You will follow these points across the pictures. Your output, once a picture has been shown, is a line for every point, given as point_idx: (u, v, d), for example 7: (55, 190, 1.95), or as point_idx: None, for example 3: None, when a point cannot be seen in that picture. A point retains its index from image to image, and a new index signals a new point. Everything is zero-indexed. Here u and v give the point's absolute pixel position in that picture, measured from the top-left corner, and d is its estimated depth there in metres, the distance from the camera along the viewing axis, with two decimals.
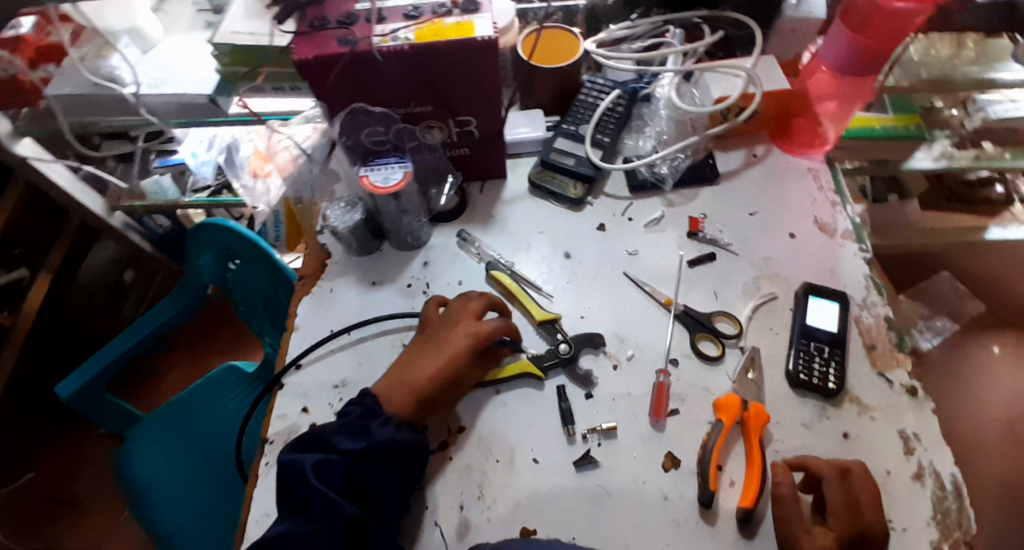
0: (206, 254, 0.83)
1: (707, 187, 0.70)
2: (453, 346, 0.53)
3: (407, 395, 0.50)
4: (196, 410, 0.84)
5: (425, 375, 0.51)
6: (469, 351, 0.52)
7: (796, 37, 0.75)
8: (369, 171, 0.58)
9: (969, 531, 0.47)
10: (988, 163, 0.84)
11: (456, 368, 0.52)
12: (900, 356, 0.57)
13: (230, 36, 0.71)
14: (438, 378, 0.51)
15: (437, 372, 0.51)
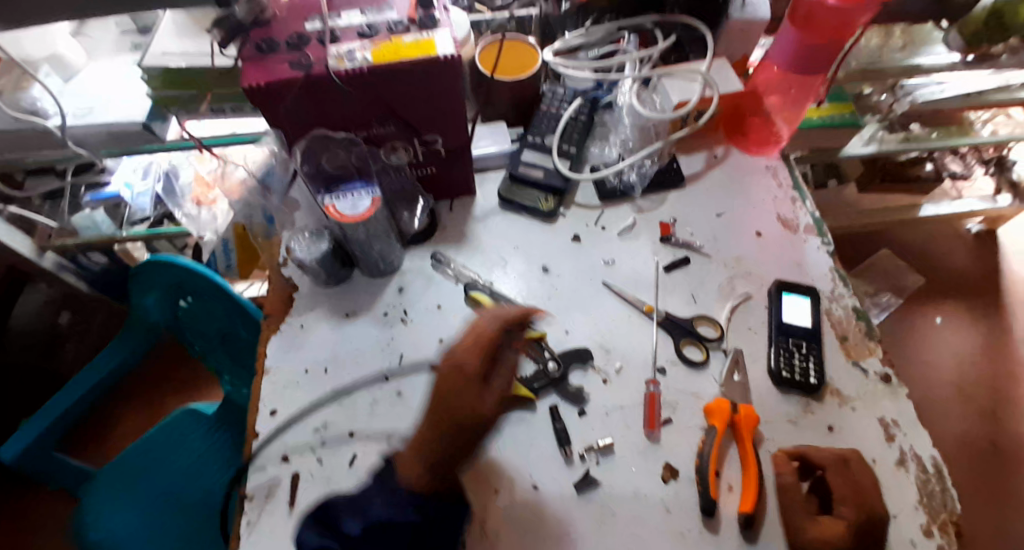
0: (154, 292, 0.76)
1: (674, 191, 0.71)
2: (444, 383, 0.43)
3: (421, 458, 0.43)
4: (156, 457, 0.78)
5: (428, 429, 0.43)
6: (463, 385, 0.42)
7: (745, 38, 0.75)
8: (334, 199, 0.55)
9: (955, 510, 0.49)
10: (918, 143, 1.01)
11: (456, 413, 0.41)
12: (872, 344, 0.59)
13: (160, 57, 0.66)
14: (443, 430, 0.42)
15: (439, 422, 0.42)
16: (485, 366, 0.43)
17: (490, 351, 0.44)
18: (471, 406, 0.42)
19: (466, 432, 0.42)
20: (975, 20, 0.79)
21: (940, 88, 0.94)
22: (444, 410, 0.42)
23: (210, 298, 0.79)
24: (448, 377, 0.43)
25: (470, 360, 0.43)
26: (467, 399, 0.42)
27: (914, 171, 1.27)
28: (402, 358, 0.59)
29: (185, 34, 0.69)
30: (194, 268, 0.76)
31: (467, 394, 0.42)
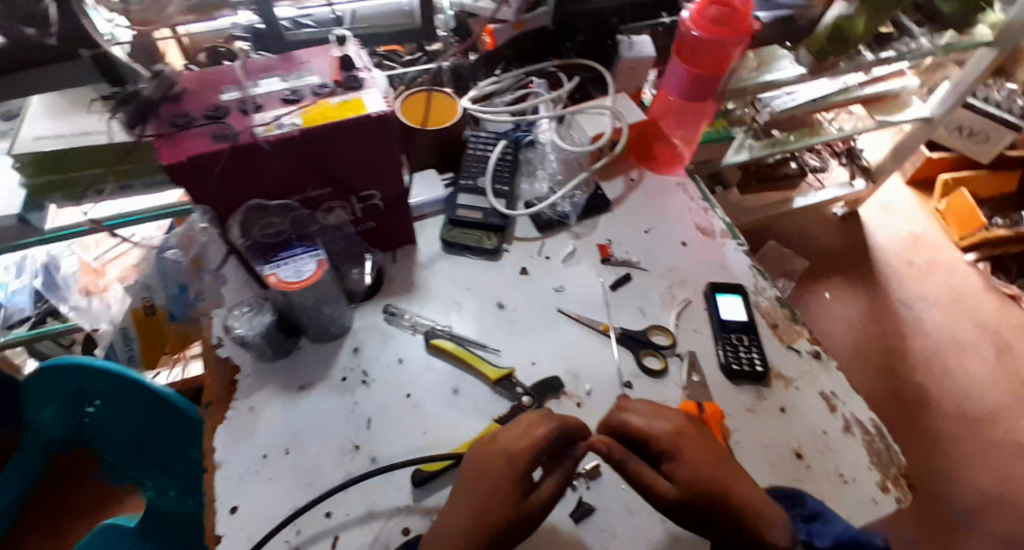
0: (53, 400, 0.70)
1: (604, 215, 0.76)
2: (490, 480, 0.45)
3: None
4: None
5: (467, 528, 0.43)
6: (513, 484, 0.44)
7: (635, 74, 0.82)
8: (274, 268, 0.53)
9: (901, 463, 0.56)
10: (783, 147, 1.19)
11: (502, 512, 0.44)
12: (799, 327, 0.66)
13: (33, 143, 0.57)
14: (485, 530, 0.43)
15: (481, 520, 0.43)
16: (533, 463, 0.46)
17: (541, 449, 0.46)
18: (515, 504, 0.44)
19: (506, 530, 0.44)
20: (819, 38, 0.95)
21: (791, 96, 1.11)
22: (489, 510, 0.44)
23: (124, 399, 0.70)
24: (497, 476, 0.45)
25: (521, 459, 0.45)
26: (512, 498, 0.44)
27: (783, 171, 1.38)
28: (370, 422, 0.56)
29: (56, 113, 0.61)
30: (101, 370, 0.67)
31: (512, 493, 0.44)
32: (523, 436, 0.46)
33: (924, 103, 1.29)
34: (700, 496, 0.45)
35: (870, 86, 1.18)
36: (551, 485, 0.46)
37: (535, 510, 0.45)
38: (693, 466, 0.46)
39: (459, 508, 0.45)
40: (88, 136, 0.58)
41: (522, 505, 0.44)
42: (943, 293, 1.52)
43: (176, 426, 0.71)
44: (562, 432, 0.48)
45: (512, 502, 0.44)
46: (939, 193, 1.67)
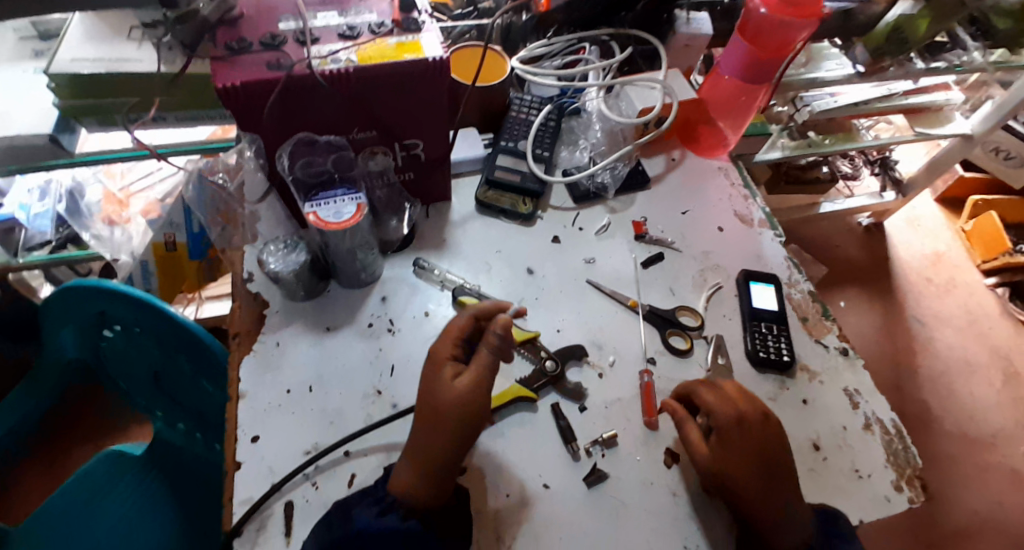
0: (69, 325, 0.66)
1: (642, 191, 0.74)
2: (427, 385, 0.47)
3: (411, 467, 0.44)
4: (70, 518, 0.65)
5: (415, 436, 0.45)
6: (435, 375, 0.47)
7: (691, 52, 0.81)
8: (315, 206, 0.52)
9: (916, 465, 0.56)
10: (816, 149, 1.13)
11: (438, 405, 0.45)
12: (828, 322, 0.65)
13: (70, 64, 0.56)
14: (428, 431, 0.44)
15: (425, 424, 0.45)
16: (455, 357, 0.48)
17: (458, 346, 0.49)
18: (447, 392, 0.45)
19: (453, 426, 0.44)
20: (878, 35, 0.91)
21: (834, 99, 1.06)
22: (431, 403, 0.45)
23: (151, 329, 0.66)
24: (434, 373, 0.47)
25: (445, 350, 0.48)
26: (440, 391, 0.45)
27: (814, 174, 1.33)
28: (394, 369, 0.56)
29: (95, 37, 0.59)
30: (132, 295, 0.63)
31: (439, 386, 0.46)
32: (440, 341, 0.50)
33: (966, 120, 1.23)
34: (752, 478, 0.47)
35: (914, 97, 1.14)
36: (475, 370, 0.46)
37: (459, 397, 0.45)
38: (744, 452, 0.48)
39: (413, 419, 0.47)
40: (129, 62, 0.57)
41: (450, 392, 0.45)
42: (959, 314, 1.50)
43: (200, 361, 0.68)
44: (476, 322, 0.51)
45: (444, 392, 0.45)
46: (967, 214, 1.64)
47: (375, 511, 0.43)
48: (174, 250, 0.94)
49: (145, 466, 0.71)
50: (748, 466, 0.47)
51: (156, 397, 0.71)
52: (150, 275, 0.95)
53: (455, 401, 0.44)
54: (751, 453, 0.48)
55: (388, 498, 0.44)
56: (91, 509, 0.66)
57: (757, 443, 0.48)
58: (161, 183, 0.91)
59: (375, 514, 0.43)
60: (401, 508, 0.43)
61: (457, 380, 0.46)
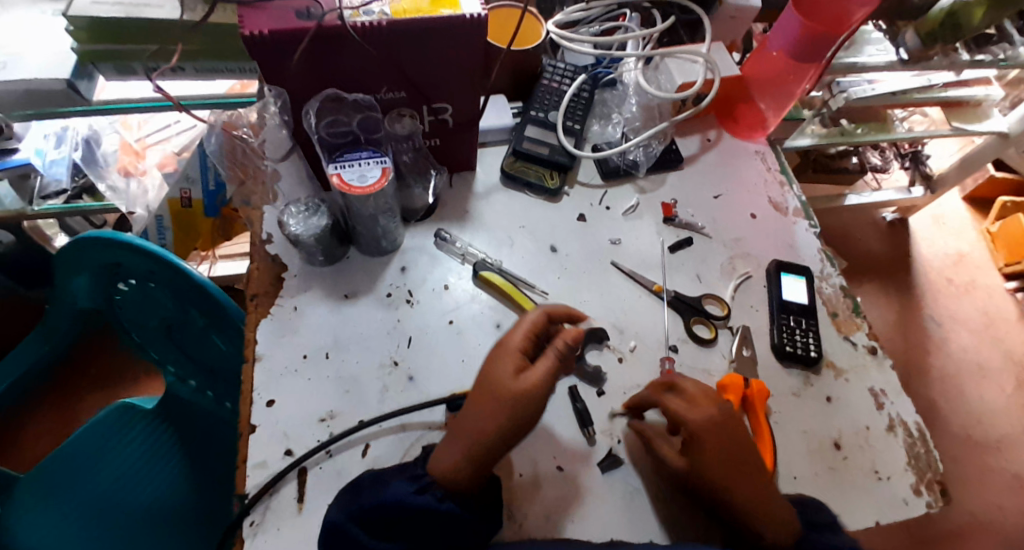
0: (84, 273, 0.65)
1: (674, 172, 0.72)
2: (494, 370, 0.45)
3: (462, 451, 0.42)
4: (81, 464, 0.65)
5: (472, 420, 0.43)
6: (500, 363, 0.45)
7: (736, 25, 0.76)
8: (339, 168, 0.50)
9: (938, 470, 0.54)
10: (848, 138, 1.09)
11: (503, 394, 0.43)
12: (858, 319, 0.63)
13: (89, 7, 0.55)
14: (488, 418, 0.42)
15: (483, 409, 0.43)
16: (527, 349, 0.47)
17: (529, 337, 0.47)
18: (512, 382, 0.43)
19: (516, 418, 0.42)
20: (932, 20, 0.85)
21: (872, 87, 1.02)
22: (492, 390, 0.43)
23: (166, 282, 0.64)
24: (499, 360, 0.46)
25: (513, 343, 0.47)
26: (507, 380, 0.43)
27: (843, 164, 1.29)
28: (411, 340, 0.55)
29: None
30: (146, 247, 0.62)
31: (509, 375, 0.44)
32: (513, 331, 0.48)
33: (1004, 117, 1.16)
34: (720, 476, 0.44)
35: (954, 89, 1.08)
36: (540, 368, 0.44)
37: (532, 392, 0.43)
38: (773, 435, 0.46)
39: (471, 401, 0.44)
40: (148, 8, 0.56)
41: (520, 385, 0.43)
42: (978, 317, 1.46)
43: (212, 316, 0.67)
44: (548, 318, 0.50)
45: (513, 383, 0.43)
46: (994, 215, 1.58)
47: (414, 486, 0.41)
48: (190, 206, 0.92)
49: (157, 418, 0.70)
50: (711, 463, 0.44)
51: (168, 349, 0.70)
52: (165, 230, 0.94)
53: (519, 395, 0.43)
54: (719, 448, 0.45)
55: (426, 478, 0.42)
56: (104, 453, 0.66)
57: (722, 439, 0.45)
58: (178, 136, 0.89)
59: (411, 490, 0.41)
60: (439, 490, 0.41)
61: (529, 373, 0.44)
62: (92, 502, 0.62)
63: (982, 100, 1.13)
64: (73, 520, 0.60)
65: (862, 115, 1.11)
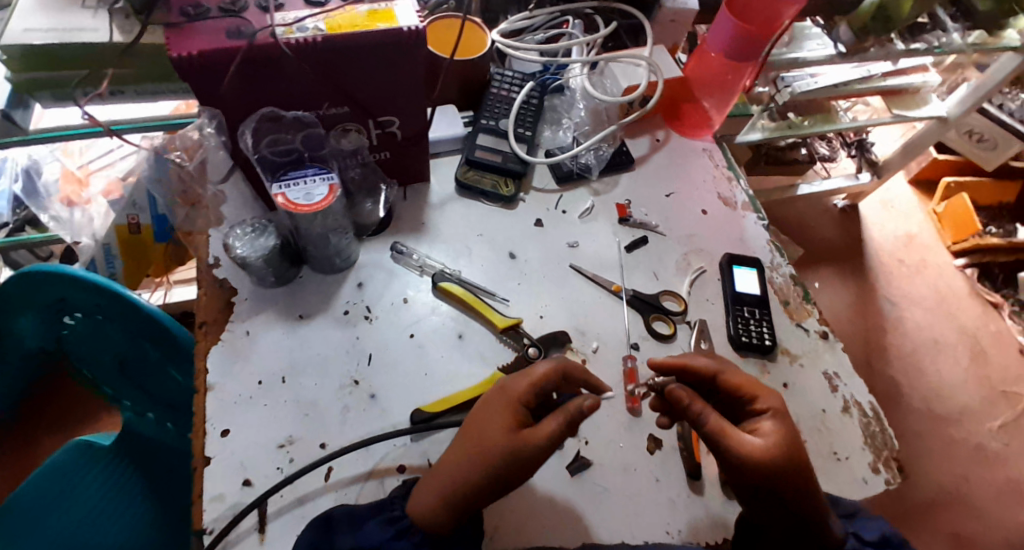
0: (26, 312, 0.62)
1: (626, 173, 0.73)
2: (489, 419, 0.42)
3: (436, 497, 0.40)
4: (37, 512, 0.63)
5: (456, 465, 0.40)
6: (496, 412, 0.42)
7: (676, 28, 0.78)
8: (284, 187, 0.49)
9: (893, 447, 0.57)
10: (796, 131, 1.13)
11: (493, 448, 0.39)
12: (809, 306, 0.65)
13: (20, 34, 0.52)
14: (473, 468, 0.39)
15: (471, 458, 0.40)
16: (530, 399, 0.43)
17: (537, 388, 0.43)
18: (508, 437, 0.40)
19: (505, 475, 0.39)
20: (864, 14, 0.89)
21: (814, 80, 1.05)
22: (480, 441, 0.41)
23: (115, 316, 0.62)
24: (497, 409, 0.42)
25: (518, 393, 0.43)
26: (501, 434, 0.40)
27: (793, 155, 1.33)
28: (371, 358, 0.54)
29: (49, 6, 0.55)
30: (91, 281, 0.60)
31: (508, 429, 0.41)
32: (518, 377, 0.44)
33: (942, 102, 1.24)
34: (785, 467, 0.43)
35: (892, 78, 1.13)
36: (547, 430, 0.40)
37: (532, 454, 0.39)
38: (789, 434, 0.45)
39: (459, 444, 0.42)
40: (82, 32, 0.53)
41: (520, 443, 0.40)
42: (929, 294, 1.53)
43: (167, 347, 0.65)
44: (562, 374, 0.45)
45: (510, 439, 0.40)
46: (940, 195, 1.67)
47: (390, 532, 0.40)
48: (139, 233, 0.89)
49: (114, 456, 0.67)
50: (778, 455, 0.43)
51: (123, 385, 0.67)
52: (114, 260, 0.90)
53: (514, 449, 0.39)
54: (781, 438, 0.44)
55: (404, 522, 0.41)
56: (60, 501, 0.64)
57: (784, 429, 0.45)
58: (121, 160, 0.86)
59: (385, 537, 0.40)
60: (415, 536, 0.40)
61: (532, 431, 0.40)
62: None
63: (918, 87, 1.18)
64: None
65: (806, 108, 1.17)
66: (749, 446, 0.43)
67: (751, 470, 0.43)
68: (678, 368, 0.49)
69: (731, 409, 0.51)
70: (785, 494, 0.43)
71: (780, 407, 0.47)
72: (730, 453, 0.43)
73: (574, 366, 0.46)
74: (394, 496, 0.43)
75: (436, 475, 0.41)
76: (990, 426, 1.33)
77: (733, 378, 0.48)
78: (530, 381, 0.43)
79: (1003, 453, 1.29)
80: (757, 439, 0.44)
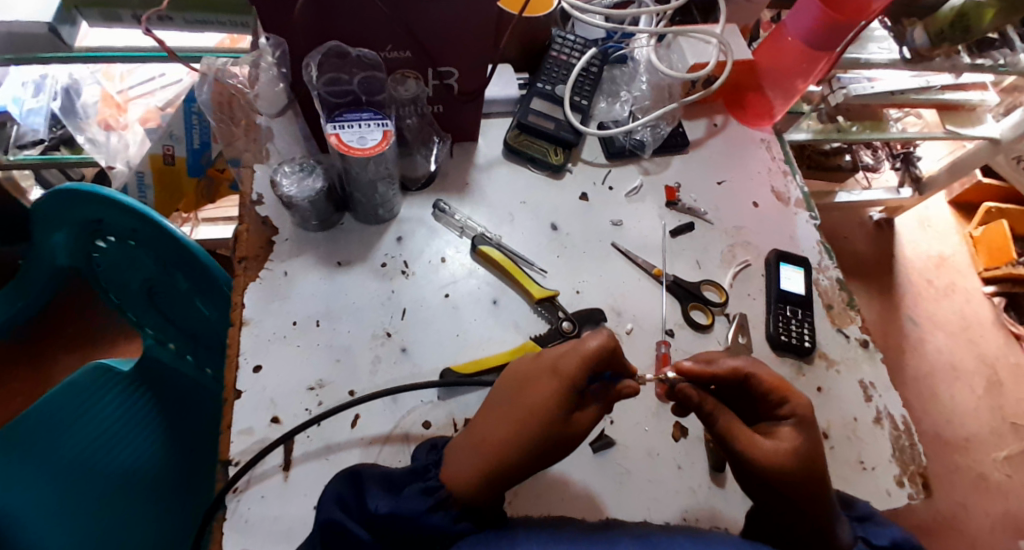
0: (61, 231, 0.60)
1: (678, 155, 0.70)
2: (530, 396, 0.40)
3: (468, 467, 0.39)
4: (50, 430, 0.61)
5: (498, 436, 0.39)
6: (536, 387, 0.41)
7: (750, 9, 0.75)
8: (338, 128, 0.48)
9: (921, 463, 0.55)
10: (844, 135, 1.07)
11: (530, 427, 0.39)
12: (853, 313, 0.63)
13: None
14: (510, 441, 0.39)
15: (508, 434, 0.39)
16: (581, 382, 0.41)
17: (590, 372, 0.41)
18: (553, 417, 0.39)
19: (541, 451, 0.39)
20: (941, 19, 0.82)
21: (871, 84, 1.00)
22: (518, 415, 0.40)
23: (149, 243, 0.60)
24: (538, 386, 0.41)
25: (565, 373, 0.41)
26: (544, 411, 0.39)
27: (836, 161, 1.28)
28: (405, 312, 0.54)
29: None
30: (129, 204, 0.57)
31: (551, 409, 0.40)
32: (568, 355, 0.42)
33: (998, 123, 1.16)
34: (797, 477, 0.40)
35: (951, 92, 1.07)
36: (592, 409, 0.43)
37: (571, 435, 0.41)
38: (813, 442, 0.43)
39: (498, 415, 0.41)
40: None
41: (559, 425, 0.40)
42: (955, 319, 1.49)
43: (197, 279, 0.63)
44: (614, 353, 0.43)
45: (554, 420, 0.39)
46: (978, 220, 1.60)
47: (428, 502, 0.38)
48: (173, 164, 0.86)
49: (133, 384, 0.67)
50: (794, 461, 0.41)
51: (147, 311, 0.68)
52: (146, 189, 0.88)
53: (557, 429, 0.40)
54: (799, 447, 0.42)
55: (443, 492, 0.38)
56: (83, 414, 0.63)
57: (806, 437, 0.43)
58: (162, 89, 0.85)
59: (424, 508, 0.37)
60: (455, 508, 0.38)
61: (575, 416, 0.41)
62: (62, 470, 0.59)
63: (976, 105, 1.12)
64: (46, 484, 0.58)
65: (859, 114, 1.10)
66: (766, 450, 0.41)
67: (759, 475, 0.41)
68: (706, 376, 0.45)
69: (753, 407, 0.48)
70: (800, 503, 0.40)
71: (807, 412, 0.44)
72: (744, 454, 0.41)
73: (607, 334, 0.42)
74: (420, 456, 0.43)
75: (468, 444, 0.40)
76: (996, 456, 1.30)
77: (763, 381, 0.45)
78: (579, 357, 0.41)
79: (1005, 484, 1.27)
80: (777, 443, 0.42)
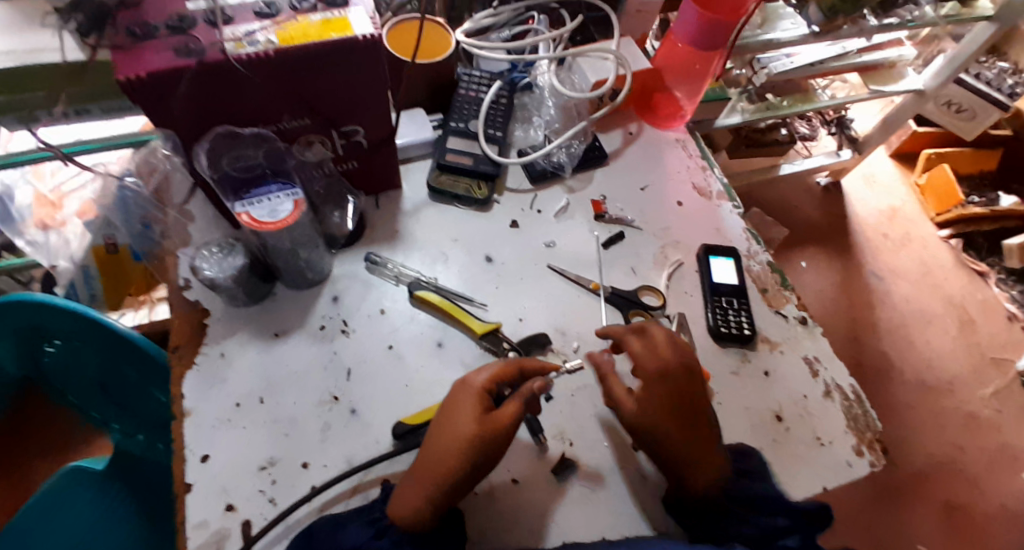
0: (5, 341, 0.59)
1: (600, 169, 0.72)
2: (452, 415, 0.44)
3: (416, 496, 0.42)
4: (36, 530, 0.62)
5: (435, 461, 0.43)
6: (456, 405, 0.45)
7: (641, 20, 0.79)
8: (246, 206, 0.48)
9: (876, 429, 0.57)
10: (774, 112, 1.11)
11: (460, 439, 0.42)
12: (788, 293, 0.65)
13: None
14: (446, 456, 0.42)
15: (445, 451, 0.43)
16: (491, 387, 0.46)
17: (489, 393, 0.46)
18: (466, 443, 0.42)
19: (476, 457, 0.42)
20: None
21: (790, 59, 1.03)
22: (448, 431, 0.43)
23: (90, 339, 0.60)
24: (457, 402, 0.45)
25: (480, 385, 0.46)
26: (468, 420, 0.43)
27: (773, 135, 1.30)
28: (350, 373, 0.54)
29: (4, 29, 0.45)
30: (58, 307, 0.57)
31: (469, 415, 0.44)
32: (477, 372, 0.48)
33: (920, 75, 1.21)
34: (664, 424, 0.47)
35: (869, 54, 1.10)
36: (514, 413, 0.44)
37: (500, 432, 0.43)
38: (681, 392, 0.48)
39: (429, 442, 0.44)
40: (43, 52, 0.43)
41: (484, 427, 0.43)
42: (915, 267, 1.54)
43: (143, 368, 0.62)
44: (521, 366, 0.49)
45: (472, 425, 0.43)
46: (922, 167, 1.66)
47: (370, 531, 0.42)
48: (115, 252, 0.87)
49: (109, 478, 0.66)
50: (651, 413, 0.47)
51: (107, 406, 0.67)
52: (92, 281, 0.89)
53: (487, 436, 0.43)
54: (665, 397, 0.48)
55: (383, 521, 0.42)
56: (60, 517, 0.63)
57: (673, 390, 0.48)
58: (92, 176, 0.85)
59: (368, 537, 0.41)
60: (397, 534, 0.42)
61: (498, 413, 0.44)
62: None
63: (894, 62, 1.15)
64: None
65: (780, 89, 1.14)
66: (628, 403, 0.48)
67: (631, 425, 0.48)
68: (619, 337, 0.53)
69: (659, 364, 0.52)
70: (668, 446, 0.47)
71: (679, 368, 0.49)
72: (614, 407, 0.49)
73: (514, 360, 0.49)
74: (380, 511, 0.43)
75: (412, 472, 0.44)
76: (982, 393, 1.34)
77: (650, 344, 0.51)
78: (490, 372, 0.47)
79: (995, 419, 1.31)
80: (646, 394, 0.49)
